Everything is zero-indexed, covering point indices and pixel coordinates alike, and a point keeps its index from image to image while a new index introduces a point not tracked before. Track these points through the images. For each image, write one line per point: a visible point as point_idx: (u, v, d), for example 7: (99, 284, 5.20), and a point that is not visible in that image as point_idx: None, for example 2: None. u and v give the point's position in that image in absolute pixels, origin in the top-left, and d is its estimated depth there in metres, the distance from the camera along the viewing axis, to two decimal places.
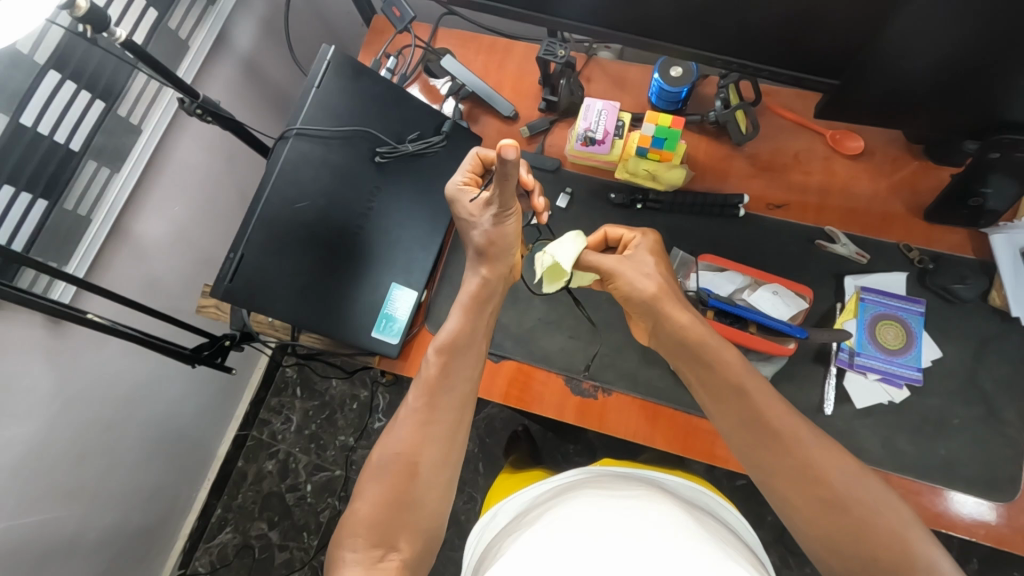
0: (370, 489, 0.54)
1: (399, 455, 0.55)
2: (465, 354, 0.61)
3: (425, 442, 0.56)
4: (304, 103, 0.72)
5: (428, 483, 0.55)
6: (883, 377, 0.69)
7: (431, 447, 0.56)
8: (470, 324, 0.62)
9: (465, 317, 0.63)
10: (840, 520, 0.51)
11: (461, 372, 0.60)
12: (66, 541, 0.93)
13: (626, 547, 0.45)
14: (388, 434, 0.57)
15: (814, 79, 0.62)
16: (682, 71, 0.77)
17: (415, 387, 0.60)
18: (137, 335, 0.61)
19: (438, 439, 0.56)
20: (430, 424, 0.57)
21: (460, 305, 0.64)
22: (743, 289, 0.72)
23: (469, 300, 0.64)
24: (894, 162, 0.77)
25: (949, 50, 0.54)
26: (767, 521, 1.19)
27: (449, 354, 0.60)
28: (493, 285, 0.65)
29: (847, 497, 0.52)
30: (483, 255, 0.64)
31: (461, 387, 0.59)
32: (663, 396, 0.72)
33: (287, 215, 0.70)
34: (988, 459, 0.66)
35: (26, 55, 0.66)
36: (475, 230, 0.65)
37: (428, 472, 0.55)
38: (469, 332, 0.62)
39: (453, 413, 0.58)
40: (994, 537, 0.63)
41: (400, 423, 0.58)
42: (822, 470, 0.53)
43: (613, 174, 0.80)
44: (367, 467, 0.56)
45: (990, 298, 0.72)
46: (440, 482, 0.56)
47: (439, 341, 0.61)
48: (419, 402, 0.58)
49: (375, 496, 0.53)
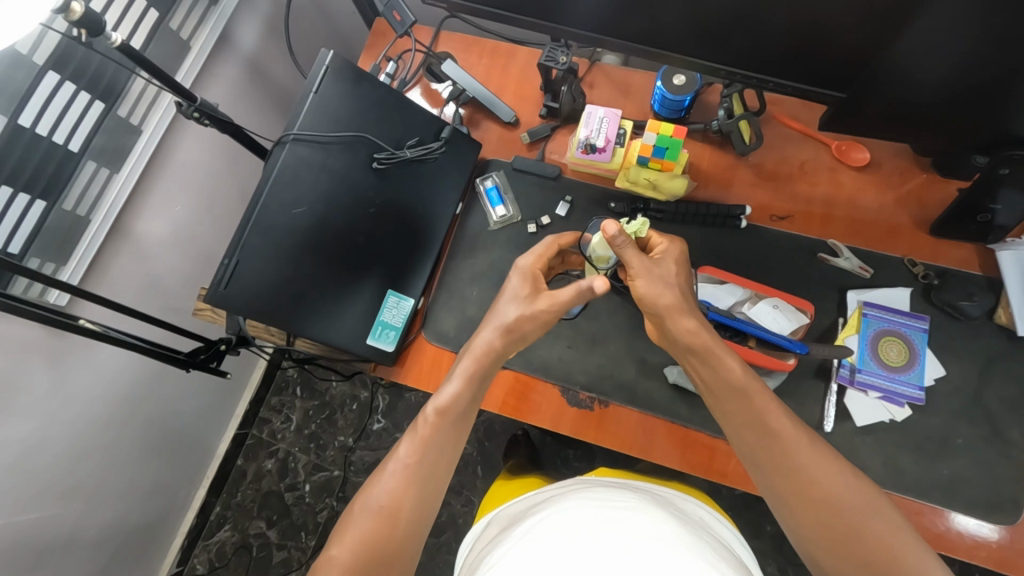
0: (349, 535, 0.51)
1: (382, 506, 0.52)
2: (456, 421, 0.58)
3: (409, 499, 0.53)
4: (303, 107, 0.70)
5: (408, 538, 0.52)
6: (885, 395, 0.68)
7: (414, 507, 0.53)
8: (474, 388, 0.59)
9: (470, 380, 0.59)
10: (811, 518, 0.50)
11: (455, 435, 0.57)
12: (65, 538, 0.93)
13: (614, 554, 0.45)
14: (372, 484, 0.55)
15: (819, 91, 0.60)
16: (685, 79, 0.75)
17: (410, 440, 0.57)
18: (132, 342, 0.60)
19: (422, 498, 0.54)
20: (415, 480, 0.54)
21: (523, 270, 0.64)
22: (743, 302, 0.71)
23: (477, 358, 0.60)
24: (901, 174, 0.76)
25: (957, 64, 0.52)
26: (766, 531, 1.18)
27: (443, 417, 0.57)
28: (510, 341, 0.60)
29: (817, 496, 0.50)
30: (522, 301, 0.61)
31: (448, 452, 0.57)
32: (662, 409, 0.71)
33: (284, 220, 0.68)
34: (992, 481, 0.64)
35: (26, 56, 0.66)
36: (512, 281, 0.63)
37: (410, 527, 0.52)
38: (465, 399, 0.59)
39: (439, 473, 0.56)
40: (994, 557, 0.62)
41: (385, 476, 0.55)
42: (787, 459, 0.52)
43: (615, 182, 0.79)
44: (348, 513, 0.53)
45: (996, 316, 0.70)
46: (416, 541, 0.53)
47: (438, 398, 0.58)
48: (411, 456, 0.56)
49: (353, 544, 0.50)
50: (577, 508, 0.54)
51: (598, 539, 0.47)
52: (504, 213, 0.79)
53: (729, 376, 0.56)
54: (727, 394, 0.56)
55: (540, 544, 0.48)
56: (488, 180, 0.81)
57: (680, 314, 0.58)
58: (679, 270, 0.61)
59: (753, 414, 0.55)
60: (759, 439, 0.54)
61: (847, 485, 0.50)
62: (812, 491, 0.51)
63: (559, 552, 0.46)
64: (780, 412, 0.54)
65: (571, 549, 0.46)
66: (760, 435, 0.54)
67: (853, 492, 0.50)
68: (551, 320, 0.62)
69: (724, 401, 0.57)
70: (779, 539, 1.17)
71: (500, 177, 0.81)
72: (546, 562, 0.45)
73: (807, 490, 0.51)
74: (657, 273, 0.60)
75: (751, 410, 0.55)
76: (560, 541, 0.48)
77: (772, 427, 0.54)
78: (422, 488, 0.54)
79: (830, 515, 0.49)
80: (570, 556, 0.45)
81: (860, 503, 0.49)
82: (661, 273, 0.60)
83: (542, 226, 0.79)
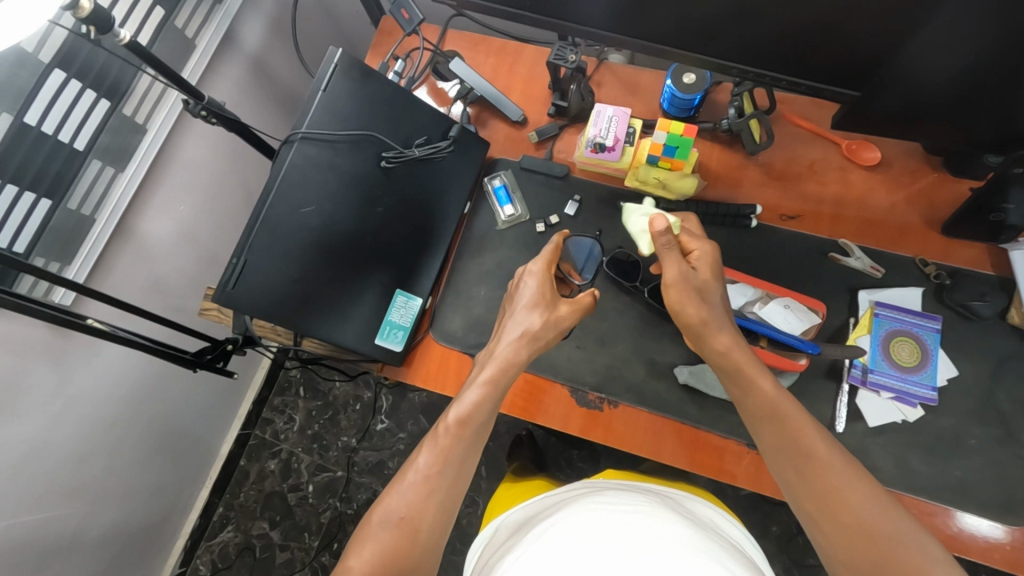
0: (367, 546, 0.51)
1: (402, 518, 0.52)
2: (477, 432, 0.57)
3: (430, 511, 0.53)
4: (311, 105, 0.70)
5: (426, 551, 0.52)
6: (896, 396, 0.68)
7: (436, 517, 0.53)
8: (492, 400, 0.59)
9: (489, 391, 0.59)
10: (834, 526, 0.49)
11: (472, 449, 0.57)
12: (68, 540, 0.93)
13: (630, 559, 0.44)
14: (389, 494, 0.54)
15: (832, 89, 0.59)
16: (695, 78, 0.74)
17: (429, 451, 0.56)
18: (140, 342, 0.59)
19: (441, 510, 0.53)
20: (435, 491, 0.54)
21: (537, 275, 0.65)
22: (753, 302, 0.71)
23: (498, 368, 0.60)
24: (912, 173, 0.76)
25: (972, 62, 0.52)
26: (771, 532, 1.18)
27: (464, 428, 0.56)
28: (527, 348, 0.61)
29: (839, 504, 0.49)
30: (536, 305, 0.63)
31: (469, 463, 0.56)
32: (672, 409, 0.71)
33: (292, 219, 0.68)
34: (1005, 482, 0.64)
35: (31, 54, 0.65)
36: (526, 282, 0.66)
37: (430, 537, 0.52)
38: (485, 409, 0.58)
39: (457, 486, 0.55)
40: (1008, 559, 0.62)
41: (404, 486, 0.54)
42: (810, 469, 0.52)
43: (624, 182, 0.79)
44: (366, 524, 0.53)
45: (1009, 316, 0.69)
46: (435, 551, 0.53)
47: (456, 407, 0.58)
48: (432, 468, 0.55)
49: (371, 556, 0.50)
50: (591, 511, 0.53)
51: (614, 544, 0.46)
52: (512, 212, 0.79)
53: (760, 394, 0.56)
54: (759, 412, 0.57)
55: (558, 546, 0.48)
56: (496, 179, 0.81)
57: (706, 332, 0.60)
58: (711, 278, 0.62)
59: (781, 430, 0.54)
60: (785, 449, 0.54)
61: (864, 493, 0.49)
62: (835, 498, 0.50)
63: (573, 555, 0.46)
64: (813, 433, 0.53)
65: (585, 553, 0.46)
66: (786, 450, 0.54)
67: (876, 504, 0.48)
68: (563, 326, 0.64)
69: (755, 419, 0.57)
70: (785, 540, 1.17)
71: (508, 177, 0.81)
72: (560, 565, 0.45)
73: (828, 497, 0.50)
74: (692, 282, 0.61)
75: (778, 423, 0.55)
76: (574, 546, 0.47)
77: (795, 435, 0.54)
78: (441, 500, 0.54)
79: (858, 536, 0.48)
80: (584, 560, 0.44)
81: (876, 510, 0.48)
82: (693, 283, 0.61)
83: (549, 225, 0.78)
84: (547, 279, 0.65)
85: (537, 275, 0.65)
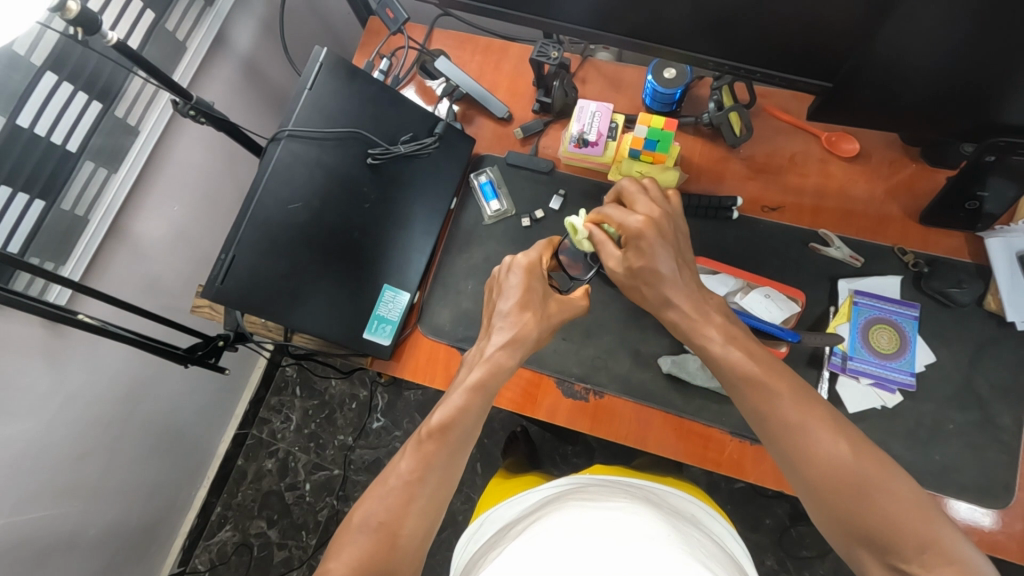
0: (347, 550, 0.51)
1: (381, 525, 0.52)
2: (459, 439, 0.55)
3: (410, 517, 0.52)
4: (297, 104, 0.71)
5: (405, 555, 0.52)
6: (876, 382, 0.69)
7: (416, 525, 0.52)
8: (475, 408, 0.56)
9: (471, 399, 0.56)
10: (826, 499, 0.48)
11: (450, 463, 0.55)
12: (66, 538, 0.94)
13: (603, 556, 0.45)
14: (368, 499, 0.54)
15: (806, 81, 0.60)
16: (676, 72, 0.76)
17: (410, 454, 0.55)
18: (130, 337, 0.60)
19: (423, 515, 0.53)
20: (417, 497, 0.53)
21: (523, 269, 0.61)
22: (735, 293, 0.72)
23: (482, 375, 0.57)
24: (892, 164, 0.77)
25: (941, 54, 0.53)
26: (764, 525, 1.18)
27: (446, 434, 0.55)
28: (517, 353, 0.59)
29: (830, 478, 0.47)
30: (522, 307, 0.59)
31: (452, 470, 0.55)
32: (656, 399, 0.72)
33: (280, 215, 0.69)
34: (983, 465, 0.65)
35: (23, 56, 0.67)
36: (512, 274, 0.62)
37: (411, 543, 0.52)
38: (472, 411, 0.56)
39: (439, 492, 0.54)
40: (989, 543, 0.62)
41: (386, 490, 0.54)
42: (798, 444, 0.49)
43: (607, 175, 0.80)
44: (346, 526, 0.53)
45: (985, 303, 0.70)
46: (416, 557, 0.53)
47: (436, 416, 0.55)
48: (412, 475, 0.54)
49: (350, 559, 0.50)
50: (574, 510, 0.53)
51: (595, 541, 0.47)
52: (498, 208, 0.80)
53: (730, 364, 0.53)
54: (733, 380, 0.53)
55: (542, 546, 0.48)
56: (483, 175, 0.82)
57: (668, 313, 0.57)
58: (657, 266, 0.56)
59: (762, 400, 0.51)
60: (768, 425, 0.51)
61: (847, 462, 0.47)
62: (820, 476, 0.48)
63: (550, 554, 0.46)
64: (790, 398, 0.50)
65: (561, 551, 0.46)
66: (767, 423, 0.51)
67: (871, 475, 0.47)
68: (555, 324, 0.62)
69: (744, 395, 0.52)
70: (778, 532, 1.17)
71: (494, 173, 0.82)
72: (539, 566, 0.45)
73: (814, 468, 0.48)
74: (638, 272, 0.58)
75: (763, 403, 0.51)
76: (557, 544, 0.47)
77: (778, 414, 0.50)
78: (422, 508, 0.53)
79: (858, 501, 0.46)
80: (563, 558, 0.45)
81: (864, 479, 0.46)
82: (642, 268, 0.57)
83: (535, 220, 0.80)
84: (535, 272, 0.62)
85: (525, 268, 0.61)
